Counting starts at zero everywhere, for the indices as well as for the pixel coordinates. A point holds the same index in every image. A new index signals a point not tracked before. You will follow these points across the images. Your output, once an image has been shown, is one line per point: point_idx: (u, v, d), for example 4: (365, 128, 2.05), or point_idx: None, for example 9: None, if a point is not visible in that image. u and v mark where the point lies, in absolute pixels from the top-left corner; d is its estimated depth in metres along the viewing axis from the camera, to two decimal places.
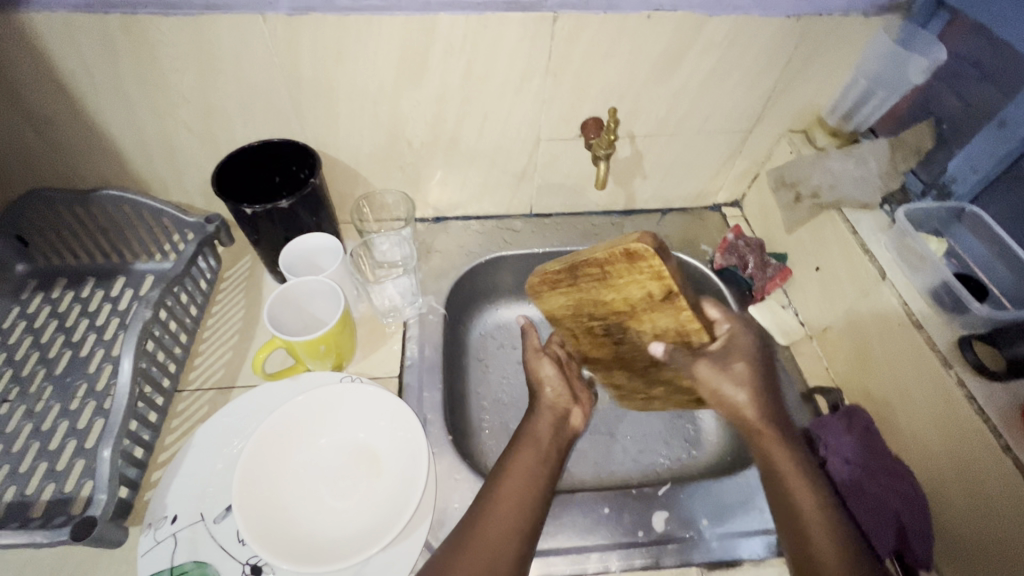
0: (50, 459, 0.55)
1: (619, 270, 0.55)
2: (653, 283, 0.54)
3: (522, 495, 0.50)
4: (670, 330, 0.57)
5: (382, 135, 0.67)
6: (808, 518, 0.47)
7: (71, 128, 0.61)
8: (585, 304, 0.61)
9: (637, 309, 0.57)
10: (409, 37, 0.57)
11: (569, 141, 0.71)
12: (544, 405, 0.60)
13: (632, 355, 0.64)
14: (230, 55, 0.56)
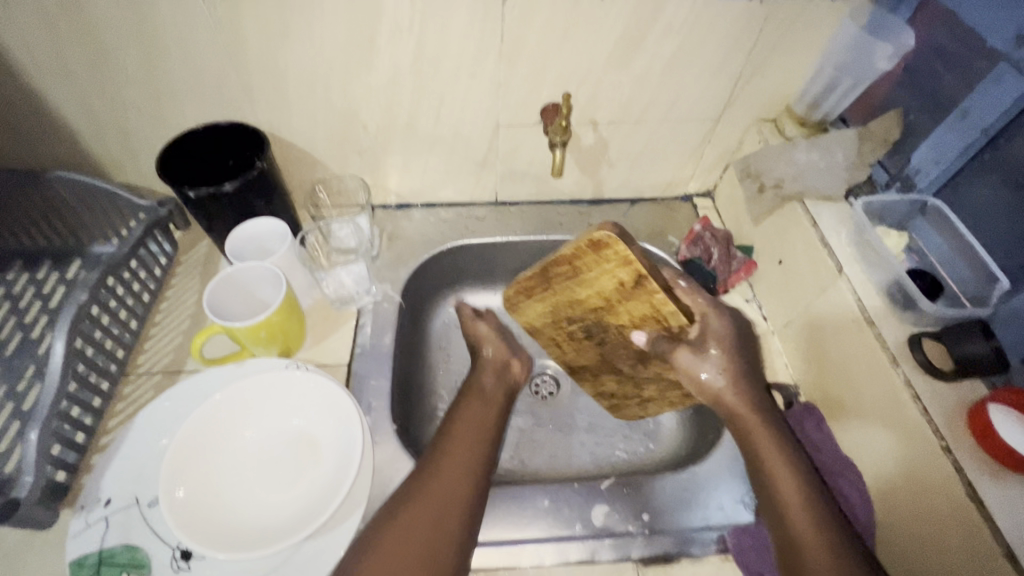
0: None
1: (585, 257, 0.54)
2: (620, 270, 0.53)
3: (466, 458, 0.52)
4: (649, 317, 0.55)
5: (336, 118, 0.65)
6: (782, 487, 0.48)
7: (18, 107, 0.61)
8: (568, 299, 0.60)
9: (615, 300, 0.56)
10: (353, 18, 0.55)
11: (530, 128, 0.69)
12: (486, 359, 0.66)
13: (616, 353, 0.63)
14: (172, 33, 0.55)
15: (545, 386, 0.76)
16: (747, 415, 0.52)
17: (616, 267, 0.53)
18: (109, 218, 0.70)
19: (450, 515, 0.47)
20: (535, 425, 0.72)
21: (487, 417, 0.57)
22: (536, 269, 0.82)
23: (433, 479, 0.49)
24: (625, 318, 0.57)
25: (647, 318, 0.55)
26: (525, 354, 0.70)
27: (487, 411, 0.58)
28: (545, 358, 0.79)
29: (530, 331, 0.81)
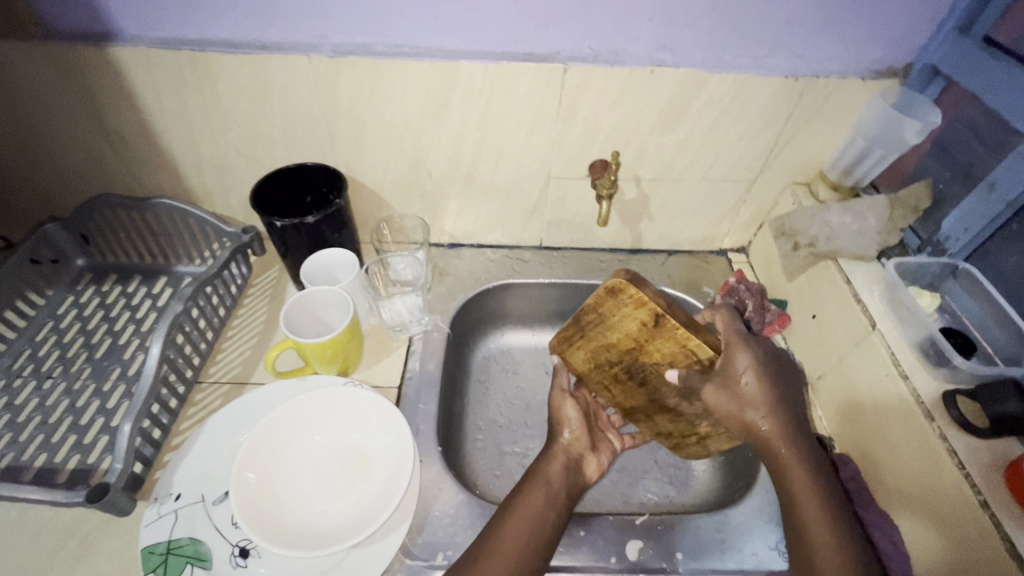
0: (79, 432, 0.61)
1: (606, 306, 0.60)
2: (640, 311, 0.57)
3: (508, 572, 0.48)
4: (678, 353, 0.57)
5: (405, 165, 0.73)
6: (812, 531, 0.47)
7: (139, 143, 0.71)
8: (608, 343, 0.63)
9: (638, 341, 0.60)
10: (433, 81, 0.64)
11: (578, 180, 0.76)
12: (562, 447, 0.63)
13: (659, 392, 0.63)
14: (278, 88, 0.64)
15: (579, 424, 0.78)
16: (789, 466, 0.50)
17: (619, 334, 0.61)
18: (196, 241, 0.79)
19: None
20: None
21: (542, 515, 0.53)
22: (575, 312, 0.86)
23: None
24: (651, 362, 0.61)
25: (673, 350, 0.57)
26: (602, 449, 0.67)
27: (543, 509, 0.54)
28: None
29: None
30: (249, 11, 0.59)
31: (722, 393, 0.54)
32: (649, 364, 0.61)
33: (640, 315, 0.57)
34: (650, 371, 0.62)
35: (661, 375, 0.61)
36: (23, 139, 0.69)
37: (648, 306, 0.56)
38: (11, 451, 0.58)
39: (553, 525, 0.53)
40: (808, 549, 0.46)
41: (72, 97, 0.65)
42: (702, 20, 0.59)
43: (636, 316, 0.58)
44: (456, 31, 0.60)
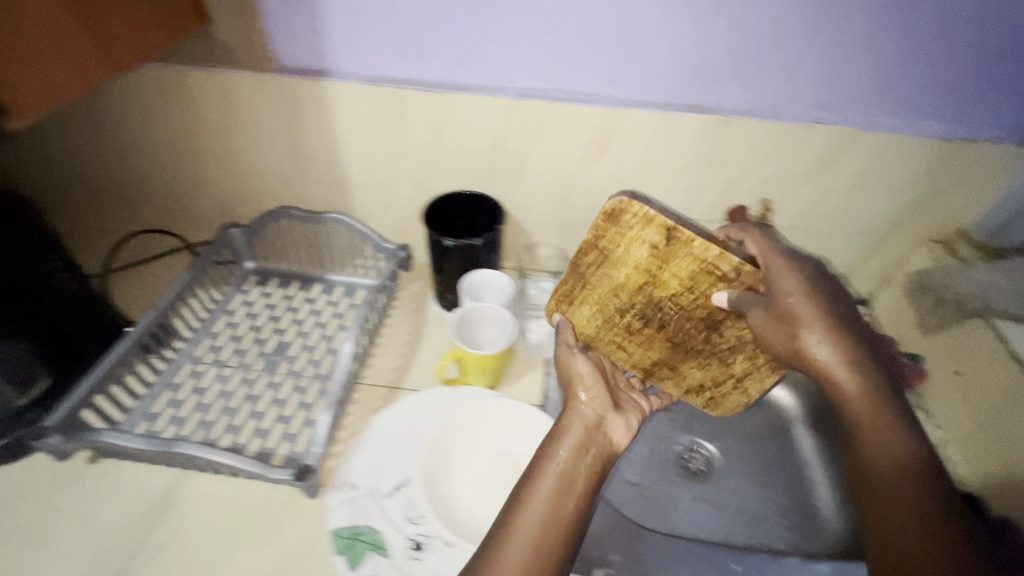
0: (257, 418, 0.66)
1: (609, 239, 0.59)
2: (648, 231, 0.57)
3: (547, 520, 0.47)
4: (698, 272, 0.58)
5: (554, 198, 0.79)
6: (898, 536, 0.44)
7: (323, 164, 0.79)
8: (613, 285, 0.62)
9: (679, 280, 0.59)
10: (600, 124, 0.70)
11: (714, 224, 0.80)
12: (579, 412, 0.58)
13: (685, 332, 0.63)
14: (460, 123, 0.72)
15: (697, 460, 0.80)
16: (860, 402, 0.51)
17: (630, 271, 0.60)
18: (351, 253, 0.86)
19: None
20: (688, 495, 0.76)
21: (568, 442, 0.53)
22: None
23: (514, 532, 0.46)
24: (683, 294, 0.60)
25: (703, 270, 0.57)
26: (630, 409, 0.61)
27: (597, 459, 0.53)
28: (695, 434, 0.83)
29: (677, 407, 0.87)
30: (451, 56, 0.67)
31: (762, 317, 0.54)
32: (678, 298, 0.60)
33: (655, 241, 0.57)
34: (665, 307, 0.61)
35: (686, 306, 0.61)
36: (226, 154, 0.79)
37: (654, 224, 0.56)
38: (203, 428, 0.65)
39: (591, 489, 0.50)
40: (874, 481, 0.48)
41: (279, 121, 0.75)
42: (867, 82, 0.63)
43: (661, 249, 0.58)
44: (630, 81, 0.67)
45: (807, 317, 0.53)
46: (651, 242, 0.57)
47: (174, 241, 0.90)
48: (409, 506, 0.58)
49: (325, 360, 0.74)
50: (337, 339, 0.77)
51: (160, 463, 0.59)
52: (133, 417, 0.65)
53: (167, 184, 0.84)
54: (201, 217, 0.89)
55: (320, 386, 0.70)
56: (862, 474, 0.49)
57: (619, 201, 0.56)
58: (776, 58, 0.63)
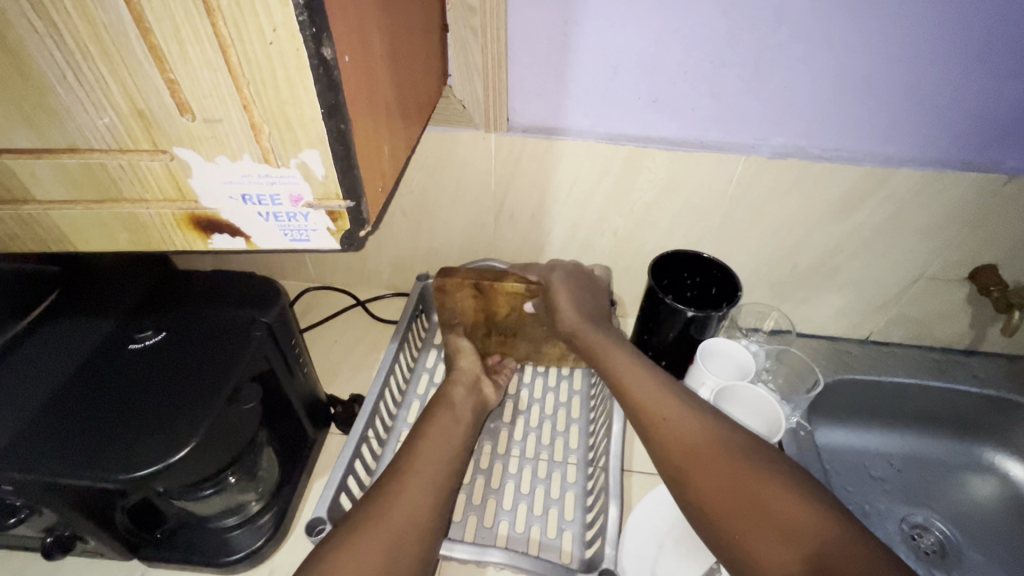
0: (496, 496, 0.63)
1: (442, 307, 0.72)
2: (465, 292, 0.69)
3: (410, 491, 0.51)
4: (511, 300, 0.69)
5: (776, 255, 0.73)
6: (735, 514, 0.45)
7: (526, 222, 0.74)
8: (454, 324, 0.74)
9: (488, 309, 0.71)
10: (859, 184, 0.64)
11: (950, 283, 0.73)
12: (461, 372, 0.68)
13: (524, 330, 0.74)
14: (696, 182, 0.66)
15: (925, 541, 0.74)
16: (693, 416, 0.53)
17: (471, 315, 0.72)
18: None
19: (404, 549, 0.47)
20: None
21: (452, 435, 0.59)
22: (904, 414, 0.82)
23: (390, 504, 0.50)
24: (512, 317, 0.72)
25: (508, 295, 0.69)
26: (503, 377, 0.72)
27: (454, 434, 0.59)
28: (921, 509, 0.77)
29: (892, 476, 0.80)
30: (704, 114, 0.61)
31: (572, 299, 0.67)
32: (504, 316, 0.72)
33: (467, 292, 0.69)
34: (500, 324, 0.73)
35: (517, 316, 0.71)
36: (421, 211, 0.75)
37: (467, 284, 0.68)
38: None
39: (454, 466, 0.56)
40: (710, 474, 0.48)
41: (490, 180, 0.70)
42: None
43: (478, 299, 0.70)
44: (904, 139, 0.60)
45: (597, 342, 0.63)
46: (469, 291, 0.69)
47: (346, 296, 0.86)
48: None
49: (545, 431, 0.71)
50: (549, 407, 0.73)
51: None
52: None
53: None
54: (377, 272, 0.85)
55: (549, 461, 0.67)
56: (701, 468, 0.49)
57: (440, 280, 0.68)
58: None
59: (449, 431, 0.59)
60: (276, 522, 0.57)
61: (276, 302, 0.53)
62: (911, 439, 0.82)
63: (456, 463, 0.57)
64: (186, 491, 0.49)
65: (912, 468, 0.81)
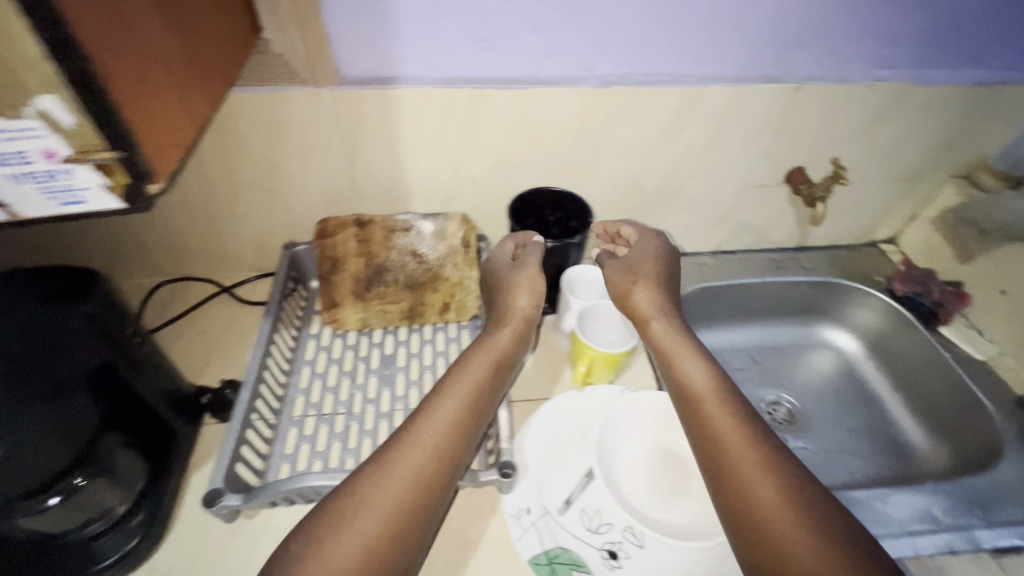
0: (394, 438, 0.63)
1: (325, 253, 0.72)
2: (347, 230, 0.72)
3: (420, 459, 0.48)
4: (396, 238, 0.73)
5: (626, 183, 0.79)
6: (750, 498, 0.47)
7: (384, 178, 0.73)
8: (336, 278, 0.72)
9: (369, 254, 0.73)
10: (681, 104, 0.70)
11: (773, 187, 0.83)
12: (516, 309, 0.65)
13: (409, 277, 0.74)
14: (538, 118, 0.69)
15: (781, 414, 0.86)
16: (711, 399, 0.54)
17: (355, 262, 0.72)
18: None
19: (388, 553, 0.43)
20: None
21: (474, 403, 0.54)
22: (754, 310, 0.93)
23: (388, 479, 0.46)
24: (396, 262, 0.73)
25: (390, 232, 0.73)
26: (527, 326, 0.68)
27: (485, 386, 0.56)
28: (774, 388, 0.89)
29: (750, 365, 0.91)
30: (531, 50, 0.63)
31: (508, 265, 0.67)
32: (388, 261, 0.73)
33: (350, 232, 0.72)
34: (386, 271, 0.73)
35: (401, 259, 0.73)
36: (271, 181, 0.71)
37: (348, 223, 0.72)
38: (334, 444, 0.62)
39: (461, 440, 0.51)
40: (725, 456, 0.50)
41: (336, 139, 0.68)
42: (920, 43, 0.68)
43: (363, 240, 0.72)
44: (710, 59, 0.67)
45: (675, 345, 0.60)
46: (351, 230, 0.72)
47: (209, 286, 0.81)
48: (586, 516, 0.57)
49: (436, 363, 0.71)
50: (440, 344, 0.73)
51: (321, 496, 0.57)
52: (274, 461, 0.60)
53: (199, 224, 0.75)
54: (240, 254, 0.80)
55: None
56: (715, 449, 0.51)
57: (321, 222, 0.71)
58: (843, 26, 0.65)
59: (467, 400, 0.54)
60: (148, 522, 0.55)
61: (95, 288, 0.47)
62: (762, 331, 0.94)
63: (465, 439, 0.51)
64: (22, 509, 0.45)
65: (765, 356, 0.92)
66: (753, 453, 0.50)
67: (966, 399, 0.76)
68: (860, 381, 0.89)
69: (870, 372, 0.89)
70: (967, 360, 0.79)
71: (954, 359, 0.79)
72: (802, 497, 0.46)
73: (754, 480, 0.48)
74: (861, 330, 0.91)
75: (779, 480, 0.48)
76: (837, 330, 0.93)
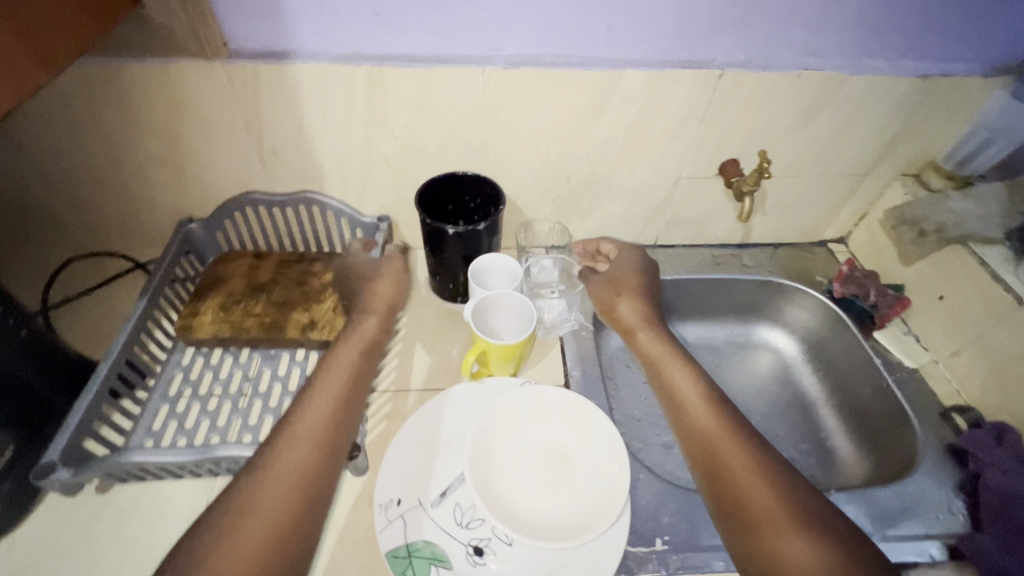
0: None
1: (209, 278, 0.75)
2: (242, 259, 0.77)
3: (308, 438, 0.50)
4: (284, 265, 0.77)
5: (549, 170, 0.76)
6: (739, 484, 0.51)
7: (294, 157, 0.72)
8: (211, 290, 0.73)
9: (256, 276, 0.76)
10: (596, 89, 0.67)
11: (707, 180, 0.80)
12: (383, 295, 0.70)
13: (285, 292, 0.74)
14: (446, 100, 0.66)
15: None
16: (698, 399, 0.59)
17: (239, 280, 0.75)
18: (341, 238, 0.81)
19: (288, 537, 0.44)
20: None
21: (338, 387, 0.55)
22: (688, 306, 0.90)
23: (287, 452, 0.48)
24: (277, 282, 0.75)
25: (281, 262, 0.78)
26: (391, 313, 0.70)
27: (352, 366, 0.58)
28: None
29: None
30: (431, 26, 0.61)
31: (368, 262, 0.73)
32: (271, 281, 0.75)
33: (244, 261, 0.77)
34: (264, 288, 0.74)
35: (283, 278, 0.76)
36: (179, 157, 0.70)
37: (246, 257, 0.78)
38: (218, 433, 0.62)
39: (336, 420, 0.52)
40: (712, 446, 0.55)
41: (238, 116, 0.66)
42: (849, 28, 0.64)
43: (254, 268, 0.77)
44: (624, 41, 0.64)
45: (663, 353, 0.66)
46: (246, 261, 0.77)
47: (127, 262, 0.81)
48: (459, 510, 0.56)
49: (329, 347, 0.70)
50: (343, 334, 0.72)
51: (183, 472, 0.57)
52: (138, 435, 0.62)
53: (112, 199, 0.74)
54: (157, 231, 0.79)
55: None
56: (699, 440, 0.56)
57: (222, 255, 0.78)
58: (764, 9, 0.62)
59: (332, 387, 0.55)
60: (16, 493, 0.54)
61: None
62: (695, 328, 0.91)
63: (337, 419, 0.52)
64: None
65: (699, 353, 0.89)
66: (733, 443, 0.54)
67: (891, 408, 0.73)
68: (794, 384, 0.86)
69: (805, 376, 0.86)
70: (899, 368, 0.76)
71: (885, 366, 0.76)
72: (781, 487, 0.50)
73: (754, 466, 0.52)
74: (798, 332, 0.88)
75: (755, 466, 0.52)
76: (775, 331, 0.90)
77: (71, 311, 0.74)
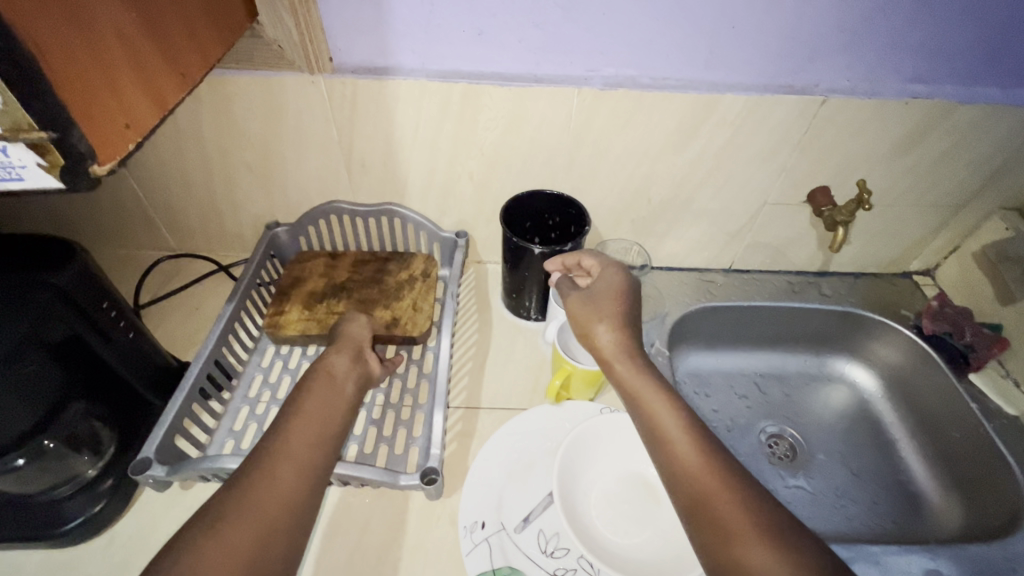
0: (358, 442, 0.62)
1: (290, 277, 0.77)
2: (319, 258, 0.79)
3: (275, 491, 0.43)
4: (361, 265, 0.79)
5: (630, 191, 0.75)
6: (733, 536, 0.43)
7: (379, 169, 0.72)
8: (295, 289, 0.75)
9: (335, 276, 0.77)
10: (690, 112, 0.65)
11: (792, 207, 0.77)
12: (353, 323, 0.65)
13: (363, 290, 0.75)
14: (537, 118, 0.66)
15: (781, 449, 0.79)
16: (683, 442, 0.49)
17: (319, 279, 0.76)
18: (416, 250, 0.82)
19: None
20: (768, 474, 0.76)
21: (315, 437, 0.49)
22: (763, 334, 0.87)
23: (261, 482, 0.44)
24: (357, 281, 0.76)
25: (357, 261, 0.79)
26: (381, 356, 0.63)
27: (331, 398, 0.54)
28: (777, 421, 0.83)
29: (748, 390, 0.85)
30: (532, 46, 0.60)
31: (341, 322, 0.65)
32: (350, 279, 0.76)
33: (321, 260, 0.79)
34: (344, 285, 0.76)
35: (362, 277, 0.77)
36: (268, 166, 0.72)
37: (322, 256, 0.79)
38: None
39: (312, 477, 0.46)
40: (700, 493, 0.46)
41: (332, 128, 0.67)
42: (966, 56, 0.61)
43: (332, 266, 0.78)
44: (726, 65, 0.62)
45: (644, 387, 0.54)
46: (324, 259, 0.79)
47: (207, 264, 0.83)
48: (543, 537, 0.54)
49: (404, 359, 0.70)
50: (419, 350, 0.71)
51: None
52: (220, 436, 0.63)
53: (200, 203, 0.76)
54: (240, 235, 0.81)
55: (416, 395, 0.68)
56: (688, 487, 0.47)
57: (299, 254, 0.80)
58: (879, 34, 0.59)
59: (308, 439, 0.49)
60: (115, 489, 0.56)
61: (72, 262, 0.48)
62: (768, 356, 0.88)
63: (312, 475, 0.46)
64: None
65: (769, 382, 0.87)
66: (725, 489, 0.46)
67: (988, 457, 0.69)
68: (872, 421, 0.82)
69: (886, 413, 0.82)
70: (996, 413, 0.72)
71: (981, 410, 0.72)
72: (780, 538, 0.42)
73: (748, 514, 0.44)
74: (879, 367, 0.84)
75: (753, 513, 0.44)
76: (852, 364, 0.86)
77: (157, 310, 0.77)
